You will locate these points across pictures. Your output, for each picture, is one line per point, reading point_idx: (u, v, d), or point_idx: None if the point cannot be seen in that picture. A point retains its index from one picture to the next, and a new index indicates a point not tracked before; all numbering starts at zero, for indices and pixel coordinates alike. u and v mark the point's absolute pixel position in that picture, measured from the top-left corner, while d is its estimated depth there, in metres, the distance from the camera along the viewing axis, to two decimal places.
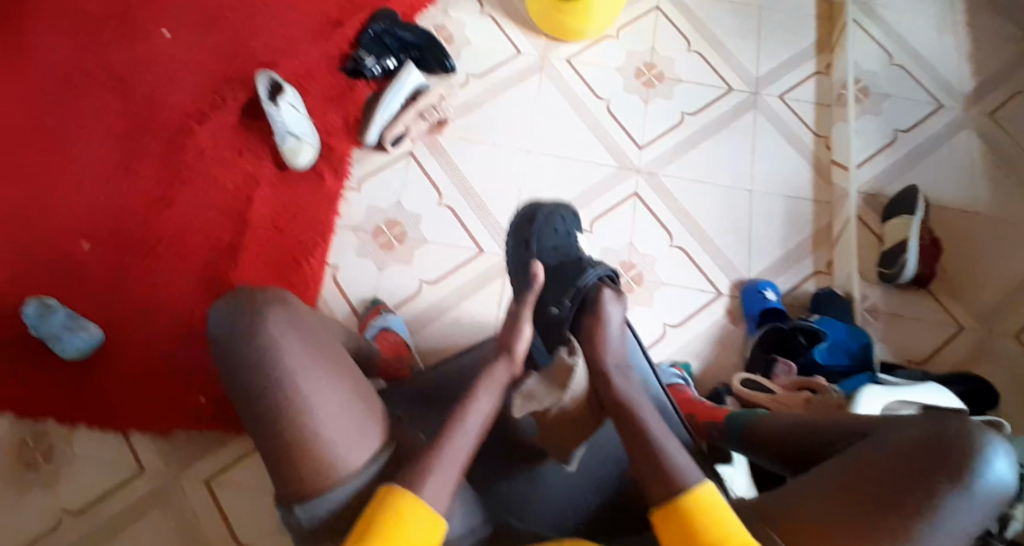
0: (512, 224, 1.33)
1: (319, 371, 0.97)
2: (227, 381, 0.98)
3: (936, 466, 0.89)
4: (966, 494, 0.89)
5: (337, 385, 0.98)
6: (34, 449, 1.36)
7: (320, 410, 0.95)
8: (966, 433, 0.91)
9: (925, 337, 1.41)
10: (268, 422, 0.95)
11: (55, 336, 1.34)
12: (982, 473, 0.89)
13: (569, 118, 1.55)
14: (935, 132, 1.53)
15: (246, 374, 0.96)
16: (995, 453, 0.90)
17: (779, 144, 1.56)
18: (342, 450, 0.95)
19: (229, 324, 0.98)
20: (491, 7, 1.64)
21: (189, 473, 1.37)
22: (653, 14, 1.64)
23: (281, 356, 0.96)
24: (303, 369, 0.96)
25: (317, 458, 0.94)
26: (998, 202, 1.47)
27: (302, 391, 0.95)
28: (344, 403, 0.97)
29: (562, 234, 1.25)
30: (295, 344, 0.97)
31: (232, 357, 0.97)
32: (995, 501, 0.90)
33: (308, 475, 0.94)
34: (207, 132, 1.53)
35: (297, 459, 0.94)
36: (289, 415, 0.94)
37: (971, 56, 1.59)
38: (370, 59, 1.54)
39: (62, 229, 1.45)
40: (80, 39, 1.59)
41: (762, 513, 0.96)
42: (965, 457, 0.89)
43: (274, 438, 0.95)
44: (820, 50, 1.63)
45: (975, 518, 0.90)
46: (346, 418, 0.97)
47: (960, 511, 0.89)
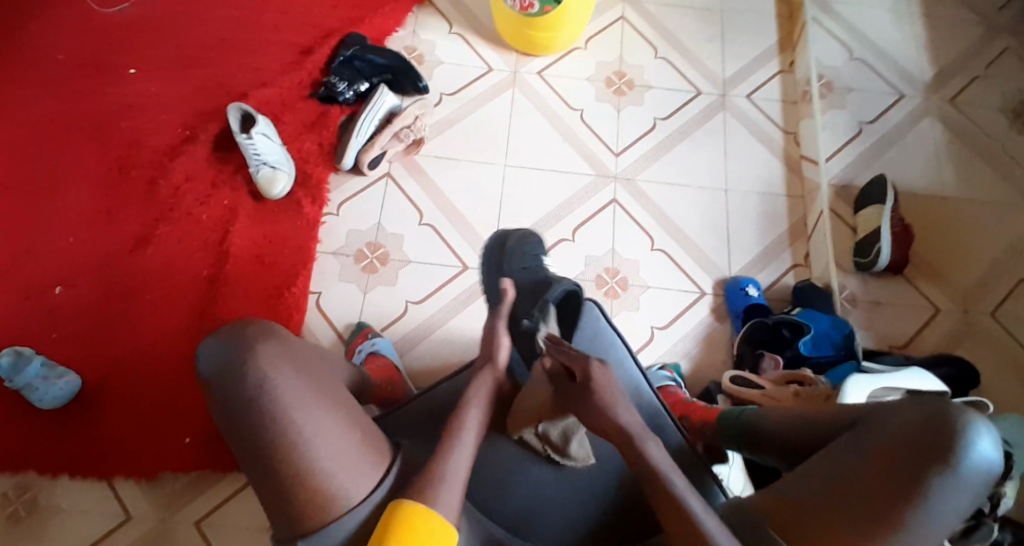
0: (484, 251, 1.38)
1: (315, 403, 0.94)
2: (223, 420, 0.94)
3: (923, 453, 0.91)
4: (955, 478, 0.90)
5: (333, 416, 0.94)
6: (17, 501, 1.32)
7: (317, 442, 0.92)
8: (948, 417, 0.92)
9: (906, 321, 1.46)
10: (271, 461, 0.92)
11: (29, 385, 1.30)
12: (967, 456, 0.90)
13: (545, 130, 1.55)
14: (899, 122, 1.59)
15: (242, 413, 0.93)
16: (977, 433, 0.91)
17: (749, 141, 1.58)
18: (342, 481, 0.92)
19: (217, 361, 0.94)
20: (458, 25, 1.62)
21: (179, 516, 1.33)
22: (619, 22, 1.65)
23: (275, 390, 0.93)
24: (297, 401, 0.93)
25: (319, 493, 0.91)
26: (963, 183, 1.54)
27: (299, 425, 0.92)
28: (342, 434, 0.94)
29: (532, 257, 1.32)
30: (289, 378, 0.94)
31: (227, 395, 0.94)
32: (983, 481, 0.91)
33: (312, 512, 0.92)
34: (174, 167, 1.48)
35: (300, 495, 0.91)
36: (291, 451, 0.91)
37: (927, 46, 1.65)
38: (342, 85, 1.51)
39: (30, 276, 1.41)
40: (37, 80, 1.53)
41: (762, 516, 0.99)
42: (949, 441, 0.90)
43: (276, 476, 0.92)
44: (782, 49, 1.66)
45: (966, 499, 0.91)
46: (346, 449, 0.94)
47: (949, 495, 0.90)
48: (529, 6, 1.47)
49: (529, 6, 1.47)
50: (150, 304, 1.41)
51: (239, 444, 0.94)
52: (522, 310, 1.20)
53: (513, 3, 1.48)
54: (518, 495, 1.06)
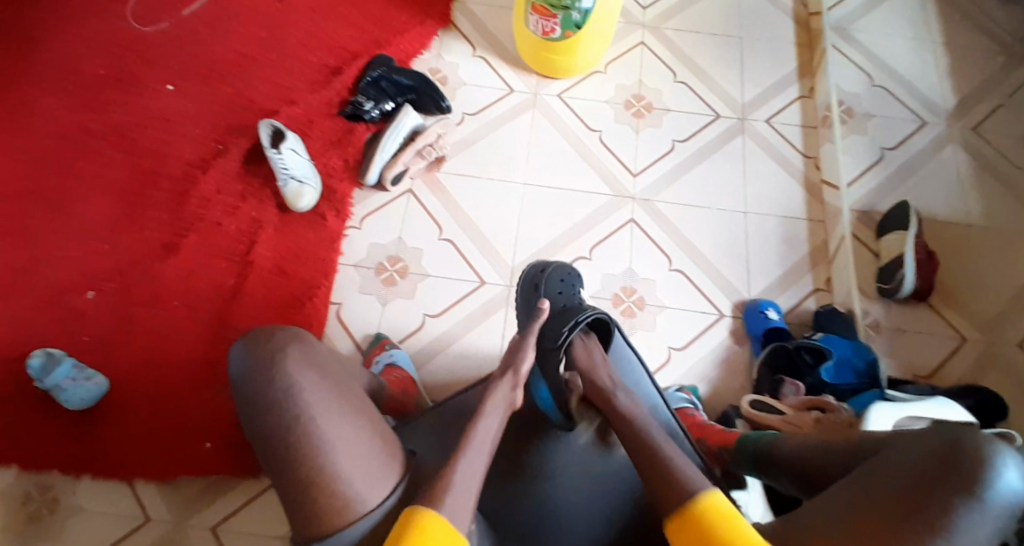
0: (519, 283, 1.39)
1: (335, 408, 0.96)
2: (245, 421, 0.97)
3: (947, 481, 0.90)
4: (980, 508, 0.88)
5: (353, 421, 0.96)
6: (39, 500, 1.35)
7: (336, 446, 0.94)
8: (974, 446, 0.91)
9: (929, 350, 1.44)
10: (285, 458, 0.94)
11: (58, 385, 1.34)
12: (992, 485, 0.89)
13: (564, 150, 1.57)
14: (921, 148, 1.58)
15: (265, 413, 0.95)
16: (1003, 463, 0.89)
17: (770, 165, 1.59)
18: (357, 485, 0.94)
19: (247, 363, 0.97)
20: (483, 49, 1.67)
21: (195, 521, 1.35)
22: (639, 48, 1.68)
23: (299, 393, 0.95)
24: (319, 405, 0.95)
25: (333, 496, 0.93)
26: (987, 210, 1.52)
27: (317, 427, 0.94)
28: (360, 438, 0.96)
29: (568, 285, 1.31)
30: (311, 382, 0.96)
31: (249, 398, 0.97)
32: (1010, 513, 0.89)
33: (325, 513, 0.92)
34: (206, 181, 1.53)
35: (314, 496, 0.93)
36: (307, 451, 0.93)
37: (949, 74, 1.65)
38: (368, 104, 1.56)
39: (64, 282, 1.46)
40: (80, 96, 1.60)
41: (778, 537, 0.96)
42: (973, 470, 0.89)
43: (291, 475, 0.93)
44: (802, 75, 1.68)
45: (991, 532, 0.89)
46: (362, 454, 0.95)
47: (975, 525, 0.88)
48: (551, 31, 1.51)
49: (551, 31, 1.51)
50: (177, 311, 1.45)
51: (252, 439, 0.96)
52: (552, 331, 1.19)
53: (536, 28, 1.52)
54: (526, 508, 1.07)
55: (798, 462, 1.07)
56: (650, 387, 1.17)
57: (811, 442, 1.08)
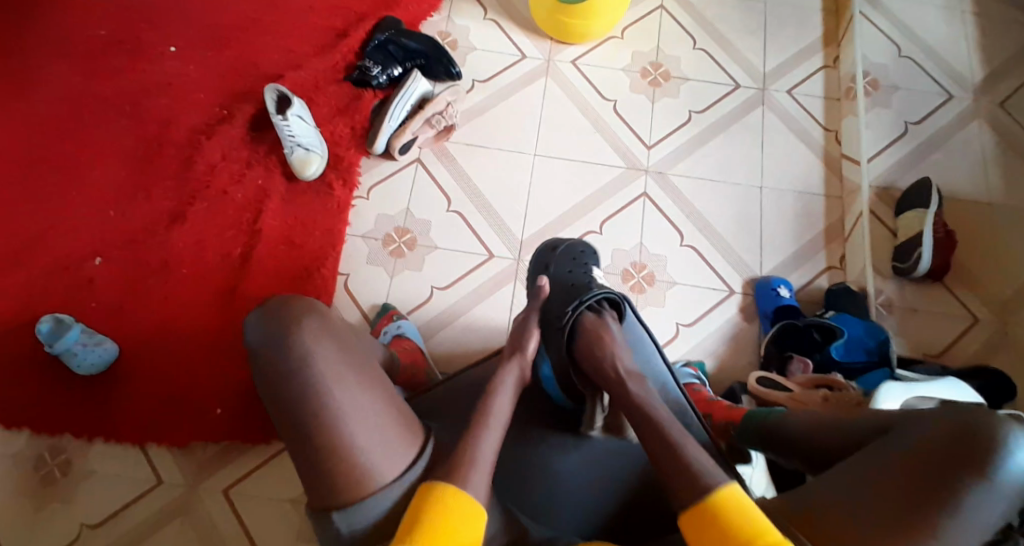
0: (534, 256, 1.36)
1: (353, 378, 0.97)
2: (263, 391, 0.97)
3: (960, 461, 0.89)
4: (992, 487, 0.89)
5: (371, 391, 0.97)
6: (52, 463, 1.38)
7: (354, 420, 0.95)
8: (987, 428, 0.90)
9: (942, 331, 1.41)
10: (300, 432, 0.95)
11: (68, 351, 1.34)
12: (1005, 464, 0.89)
13: (577, 120, 1.53)
14: (947, 122, 1.52)
15: (282, 388, 0.96)
16: (1017, 443, 0.90)
17: (789, 138, 1.54)
18: (376, 458, 0.95)
19: (264, 336, 0.96)
20: (495, 11, 1.61)
21: (208, 484, 1.37)
22: (657, 12, 1.62)
23: (316, 367, 0.95)
24: (336, 379, 0.95)
25: (352, 470, 0.94)
26: (1012, 188, 1.47)
27: (336, 397, 0.95)
28: (377, 409, 0.97)
29: (577, 265, 1.28)
30: (330, 353, 0.97)
31: (268, 367, 0.96)
32: (1021, 492, 0.89)
33: (343, 485, 0.94)
34: (211, 146, 1.51)
35: (333, 470, 0.94)
36: (324, 431, 0.94)
37: (980, 44, 1.58)
38: (375, 69, 1.51)
39: (71, 248, 1.45)
40: (81, 57, 1.56)
41: (788, 513, 0.97)
42: (988, 450, 0.89)
43: (306, 453, 0.94)
44: (826, 43, 1.61)
45: (1000, 514, 0.89)
46: (380, 424, 0.96)
47: (987, 504, 0.89)
48: None
49: None
50: (184, 279, 1.44)
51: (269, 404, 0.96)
52: (556, 312, 1.18)
53: None
54: (536, 487, 1.07)
55: (809, 441, 1.07)
56: (660, 364, 1.17)
57: (820, 421, 1.08)
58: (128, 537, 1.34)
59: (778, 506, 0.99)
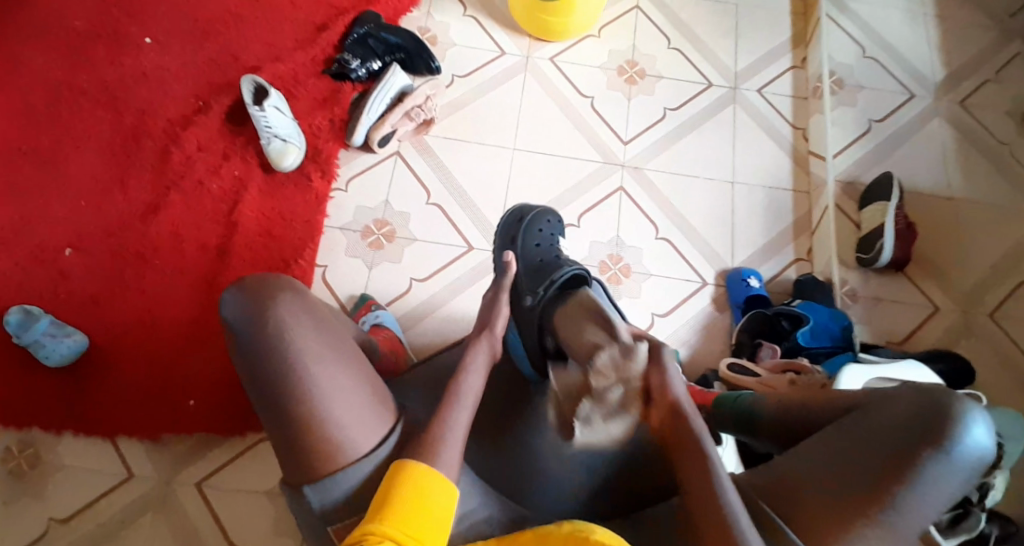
0: (503, 230, 1.39)
1: (331, 356, 0.96)
2: (240, 366, 0.96)
3: (917, 438, 0.93)
4: (948, 462, 0.92)
5: (348, 368, 0.97)
6: (20, 456, 1.35)
7: (329, 391, 0.94)
8: (945, 405, 0.94)
9: (905, 319, 1.46)
10: (277, 408, 0.94)
11: (37, 342, 1.33)
12: (960, 440, 0.92)
13: (555, 115, 1.56)
14: (908, 121, 1.59)
15: (260, 364, 0.94)
16: (972, 421, 0.93)
17: (759, 135, 1.59)
18: (349, 432, 0.95)
19: (241, 311, 0.94)
20: (474, 8, 1.63)
21: (181, 477, 1.35)
22: (633, 12, 1.65)
23: (292, 339, 0.94)
24: (312, 350, 0.95)
25: (326, 442, 0.94)
26: (970, 185, 1.54)
27: (315, 375, 0.94)
28: (353, 386, 0.97)
29: (547, 236, 1.32)
30: (307, 330, 0.96)
31: (245, 342, 0.95)
32: (974, 466, 0.93)
33: (316, 460, 0.94)
34: (188, 136, 1.50)
35: (309, 442, 0.94)
36: (300, 404, 0.94)
37: (941, 47, 1.65)
38: (355, 62, 1.52)
39: (42, 237, 1.43)
40: (54, 46, 1.55)
41: (759, 490, 1.00)
42: (944, 426, 0.92)
43: (284, 430, 0.95)
44: (795, 45, 1.66)
45: (957, 486, 0.93)
46: (355, 401, 0.96)
47: (943, 478, 0.92)
48: None
49: None
50: (159, 270, 1.43)
51: (246, 379, 0.96)
52: (524, 291, 1.22)
53: None
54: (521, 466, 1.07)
55: (776, 421, 1.10)
56: None
57: (786, 401, 1.11)
58: (99, 531, 1.32)
59: (748, 482, 1.02)
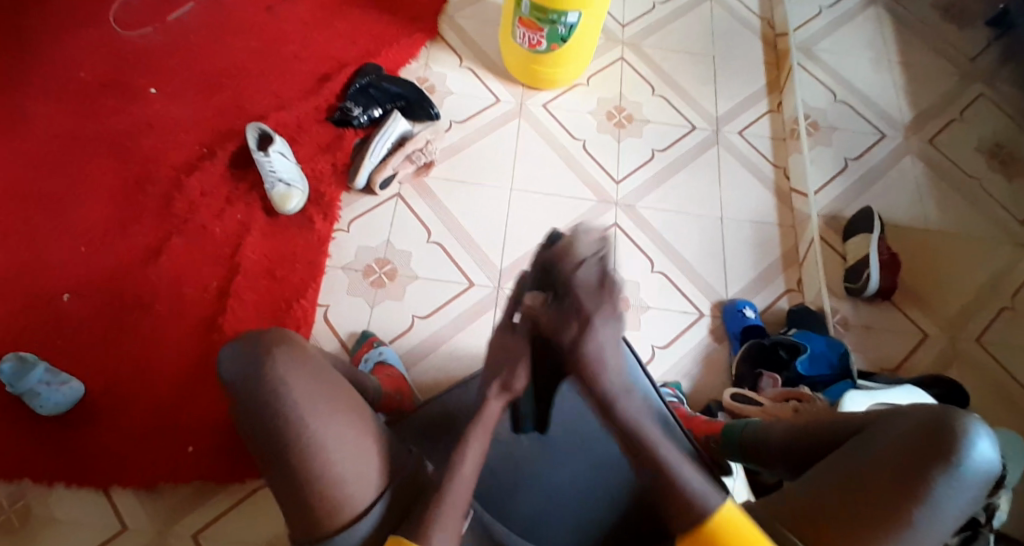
0: None
1: (328, 408, 0.94)
2: (241, 422, 0.96)
3: (926, 453, 0.95)
4: (957, 476, 0.94)
5: (347, 419, 0.95)
6: (10, 510, 1.30)
7: (331, 447, 0.92)
8: (950, 419, 0.96)
9: (895, 346, 1.51)
10: (279, 459, 0.93)
11: (32, 390, 1.29)
12: (967, 455, 0.94)
13: (550, 157, 1.62)
14: (881, 159, 1.69)
15: (258, 419, 0.93)
16: (977, 436, 0.95)
17: (743, 174, 1.67)
18: (351, 487, 0.92)
19: (236, 370, 0.95)
20: (469, 60, 1.72)
21: (178, 528, 1.31)
22: (618, 63, 1.75)
23: (289, 396, 0.93)
24: (309, 406, 0.93)
25: (327, 496, 0.91)
26: (944, 216, 1.63)
27: (313, 429, 0.92)
28: (353, 436, 0.94)
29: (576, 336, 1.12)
30: (304, 384, 0.94)
31: (244, 400, 0.94)
32: (983, 480, 0.95)
33: (320, 514, 0.92)
34: (194, 182, 1.53)
35: (310, 499, 0.92)
36: (297, 457, 0.92)
37: (905, 91, 1.77)
38: (357, 109, 1.59)
39: (44, 282, 1.43)
40: (63, 98, 1.59)
41: (771, 512, 1.00)
42: (951, 442, 0.94)
43: (285, 479, 0.93)
44: (770, 91, 1.77)
45: (966, 500, 0.94)
46: (355, 451, 0.94)
47: (952, 492, 0.94)
48: (538, 44, 1.57)
49: (538, 43, 1.57)
50: (162, 312, 1.43)
51: (249, 435, 0.95)
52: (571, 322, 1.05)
53: (523, 41, 1.59)
54: (529, 496, 1.10)
55: (789, 444, 1.11)
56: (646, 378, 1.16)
57: (797, 425, 1.12)
58: None
59: (764, 505, 1.02)
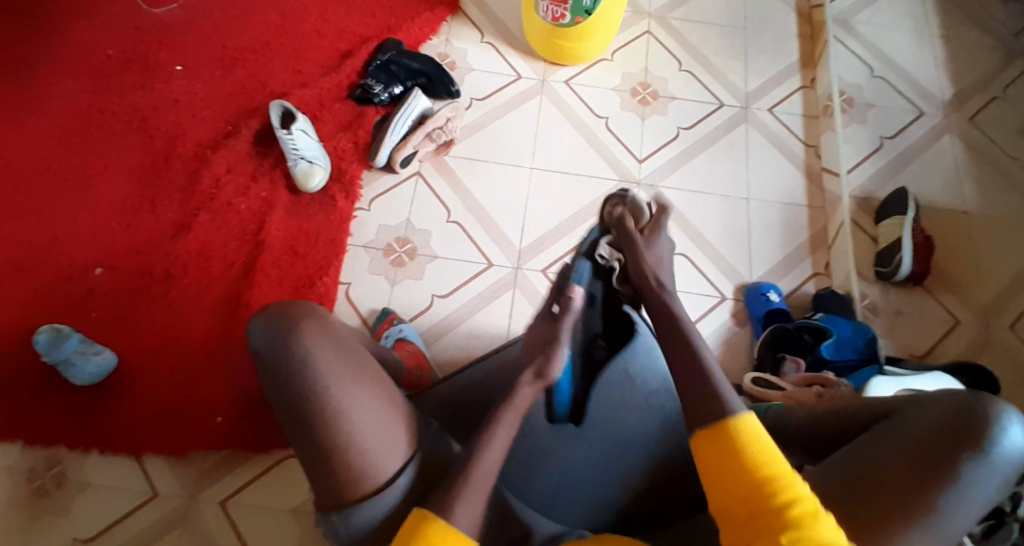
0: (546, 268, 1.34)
1: (352, 381, 0.95)
2: (269, 394, 0.96)
3: (955, 438, 0.92)
4: (986, 461, 0.91)
5: (371, 391, 0.95)
6: (46, 475, 1.35)
7: (357, 418, 0.93)
8: (979, 403, 0.93)
9: (927, 332, 1.46)
10: (306, 432, 0.94)
11: (67, 360, 1.33)
12: (997, 440, 0.91)
13: (571, 135, 1.60)
14: (919, 137, 1.62)
15: (285, 391, 0.94)
16: (1008, 421, 0.92)
17: (772, 153, 1.62)
18: (377, 458, 0.93)
19: (265, 342, 0.95)
20: (491, 35, 1.69)
21: (205, 495, 1.35)
22: (644, 37, 1.71)
23: (315, 368, 0.94)
24: (335, 377, 0.94)
25: (353, 467, 0.93)
26: (984, 197, 1.56)
27: (338, 401, 0.93)
28: (377, 409, 0.95)
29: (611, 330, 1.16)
30: (330, 356, 0.95)
31: (273, 369, 0.95)
32: (1013, 467, 0.92)
33: (343, 484, 0.93)
34: (218, 161, 1.55)
35: (335, 469, 0.93)
36: (322, 429, 0.93)
37: (947, 65, 1.69)
38: (378, 87, 1.58)
39: (75, 258, 1.47)
40: (91, 77, 1.61)
41: None
42: (981, 427, 0.92)
43: (310, 451, 0.94)
44: (803, 66, 1.71)
45: (995, 486, 0.92)
46: (380, 424, 0.95)
47: (981, 477, 0.91)
48: (561, 17, 1.54)
49: (561, 16, 1.54)
50: (188, 289, 1.46)
51: (275, 407, 0.96)
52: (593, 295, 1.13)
53: (546, 14, 1.55)
54: (544, 481, 1.10)
55: (811, 430, 1.09)
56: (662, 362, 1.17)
57: (821, 409, 1.10)
58: None
59: None
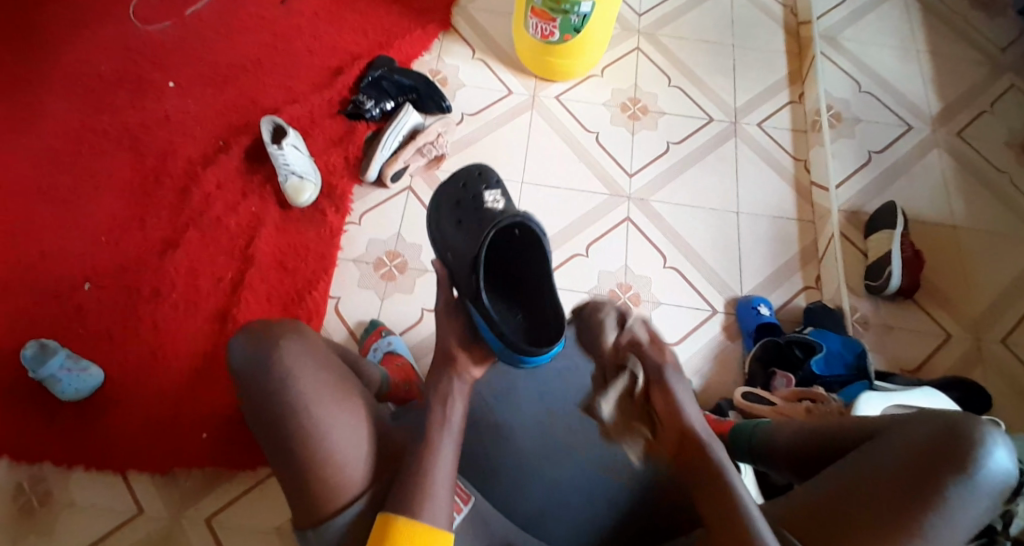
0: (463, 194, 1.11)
1: (332, 398, 0.93)
2: (249, 409, 0.94)
3: (941, 463, 0.90)
4: (972, 488, 0.90)
5: (349, 408, 0.94)
6: (31, 492, 1.33)
7: (332, 434, 0.92)
8: (965, 427, 0.92)
9: (917, 345, 1.46)
10: (284, 448, 0.92)
11: (52, 377, 1.32)
12: (983, 466, 0.90)
13: (561, 149, 1.61)
14: (906, 151, 1.63)
15: (264, 406, 0.93)
16: (995, 445, 0.91)
17: (760, 167, 1.63)
18: (353, 475, 0.92)
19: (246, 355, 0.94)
20: (482, 52, 1.71)
21: (190, 512, 1.33)
22: (633, 54, 1.72)
23: (294, 386, 0.92)
24: (316, 394, 0.92)
25: (326, 485, 0.91)
26: (971, 211, 1.57)
27: (316, 416, 0.91)
28: (356, 427, 0.94)
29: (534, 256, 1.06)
30: (309, 372, 0.93)
31: (255, 385, 0.93)
32: (998, 491, 0.91)
33: (320, 499, 0.91)
34: (209, 176, 1.55)
35: (311, 485, 0.91)
36: (299, 444, 0.91)
37: (933, 81, 1.71)
38: (369, 102, 1.59)
39: (62, 273, 1.46)
40: (84, 93, 1.62)
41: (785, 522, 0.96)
42: (968, 451, 0.90)
43: (287, 466, 0.92)
44: (791, 82, 1.73)
45: (980, 512, 0.90)
46: (358, 441, 0.93)
47: (967, 504, 0.90)
48: (550, 34, 1.55)
49: (550, 34, 1.55)
50: (175, 304, 1.45)
51: (254, 422, 0.94)
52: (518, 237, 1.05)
53: (535, 31, 1.57)
54: (534, 488, 1.10)
55: (798, 447, 1.06)
56: None
57: (808, 425, 1.07)
58: None
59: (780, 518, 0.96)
